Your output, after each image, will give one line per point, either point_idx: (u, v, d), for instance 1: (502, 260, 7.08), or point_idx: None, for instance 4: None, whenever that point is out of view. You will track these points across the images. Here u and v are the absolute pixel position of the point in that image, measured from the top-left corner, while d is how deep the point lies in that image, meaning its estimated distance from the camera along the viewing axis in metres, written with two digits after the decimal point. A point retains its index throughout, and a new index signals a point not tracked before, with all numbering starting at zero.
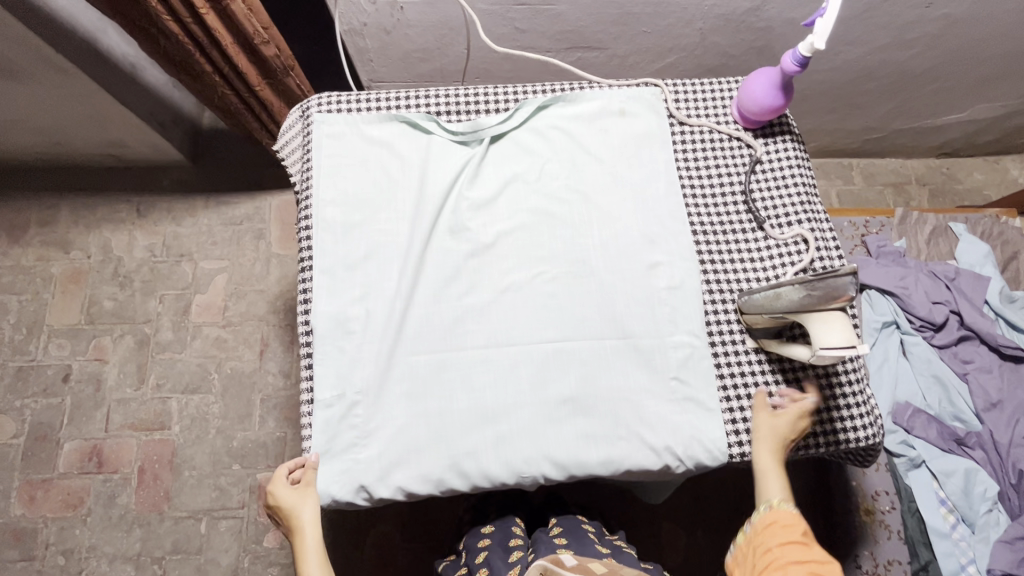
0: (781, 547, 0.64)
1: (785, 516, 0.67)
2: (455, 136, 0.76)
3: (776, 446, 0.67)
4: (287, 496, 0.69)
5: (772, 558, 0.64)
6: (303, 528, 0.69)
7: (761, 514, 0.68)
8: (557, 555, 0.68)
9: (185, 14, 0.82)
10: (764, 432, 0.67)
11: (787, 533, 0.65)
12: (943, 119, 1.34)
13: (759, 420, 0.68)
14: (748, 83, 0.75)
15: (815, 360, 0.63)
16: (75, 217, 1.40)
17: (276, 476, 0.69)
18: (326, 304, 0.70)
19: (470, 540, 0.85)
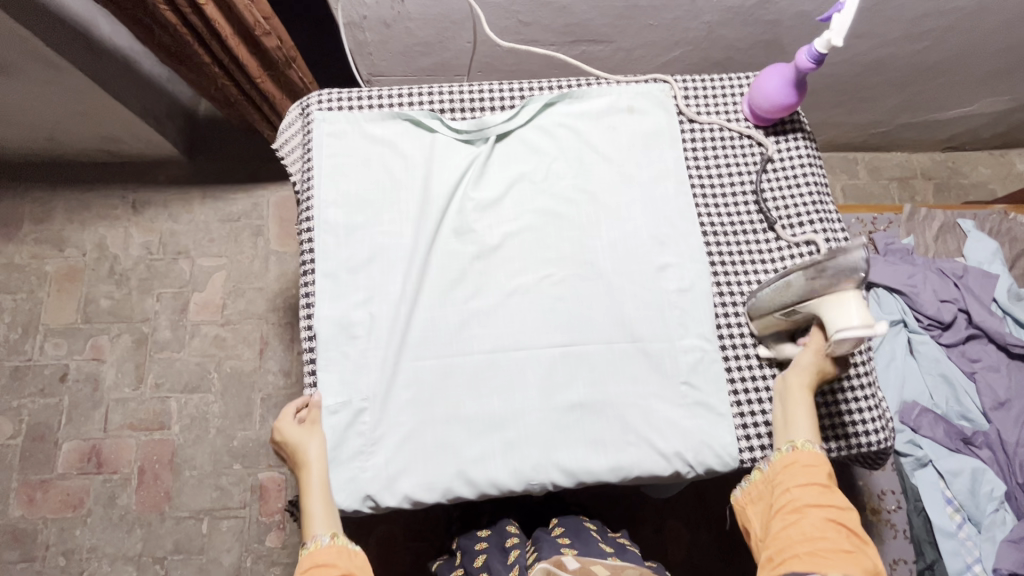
0: (802, 491, 0.61)
1: (811, 456, 0.62)
2: (460, 134, 0.74)
3: (816, 382, 0.64)
4: (294, 433, 0.66)
5: (789, 500, 0.61)
6: (307, 465, 0.65)
7: (781, 453, 0.64)
8: (560, 558, 0.66)
9: (185, 6, 0.79)
10: (809, 362, 0.64)
11: (808, 474, 0.62)
12: (950, 113, 1.32)
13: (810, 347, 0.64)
14: (761, 79, 0.73)
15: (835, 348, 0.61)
16: (69, 214, 1.38)
17: (282, 414, 0.66)
18: (328, 308, 0.69)
19: (465, 542, 0.83)
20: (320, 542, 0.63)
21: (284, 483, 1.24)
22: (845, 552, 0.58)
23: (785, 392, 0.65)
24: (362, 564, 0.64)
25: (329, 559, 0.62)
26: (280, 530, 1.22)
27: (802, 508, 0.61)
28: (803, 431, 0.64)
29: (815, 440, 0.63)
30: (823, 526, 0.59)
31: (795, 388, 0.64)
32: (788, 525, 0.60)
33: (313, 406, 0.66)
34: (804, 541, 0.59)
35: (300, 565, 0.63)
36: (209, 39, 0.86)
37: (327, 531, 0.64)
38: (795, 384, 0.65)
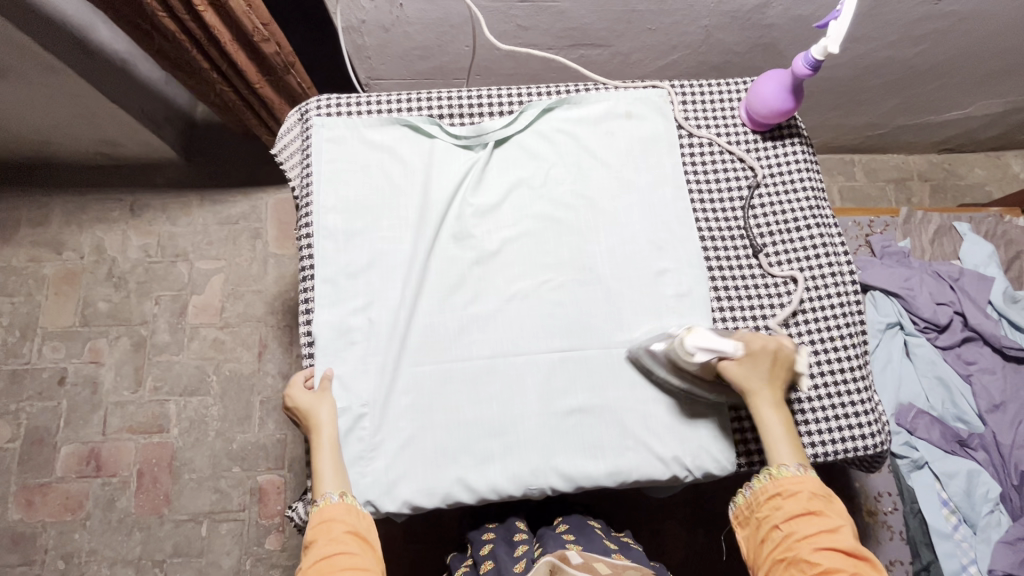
0: (791, 524, 0.60)
1: (789, 484, 0.61)
2: (458, 140, 0.75)
3: (772, 393, 0.63)
4: (306, 398, 0.66)
5: (781, 538, 0.60)
6: (320, 429, 0.65)
7: (762, 483, 0.62)
8: (564, 552, 0.67)
9: (183, 11, 0.80)
10: (753, 383, 0.63)
11: (790, 505, 0.60)
12: (946, 115, 1.33)
13: (739, 375, 0.62)
14: (758, 85, 0.74)
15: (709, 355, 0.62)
16: (67, 217, 1.37)
17: (294, 381, 0.67)
18: (327, 314, 0.69)
19: (472, 534, 0.82)
20: (329, 500, 0.63)
21: (284, 485, 1.25)
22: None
23: (756, 419, 0.63)
24: (371, 524, 0.63)
25: (338, 515, 0.62)
26: (280, 532, 1.22)
27: (795, 543, 0.59)
28: (783, 452, 0.63)
29: (794, 456, 0.63)
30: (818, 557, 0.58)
31: (761, 411, 0.63)
32: (785, 564, 0.59)
33: (324, 378, 0.67)
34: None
35: (309, 522, 0.62)
36: (208, 44, 0.86)
37: (337, 489, 0.64)
38: (758, 408, 0.63)
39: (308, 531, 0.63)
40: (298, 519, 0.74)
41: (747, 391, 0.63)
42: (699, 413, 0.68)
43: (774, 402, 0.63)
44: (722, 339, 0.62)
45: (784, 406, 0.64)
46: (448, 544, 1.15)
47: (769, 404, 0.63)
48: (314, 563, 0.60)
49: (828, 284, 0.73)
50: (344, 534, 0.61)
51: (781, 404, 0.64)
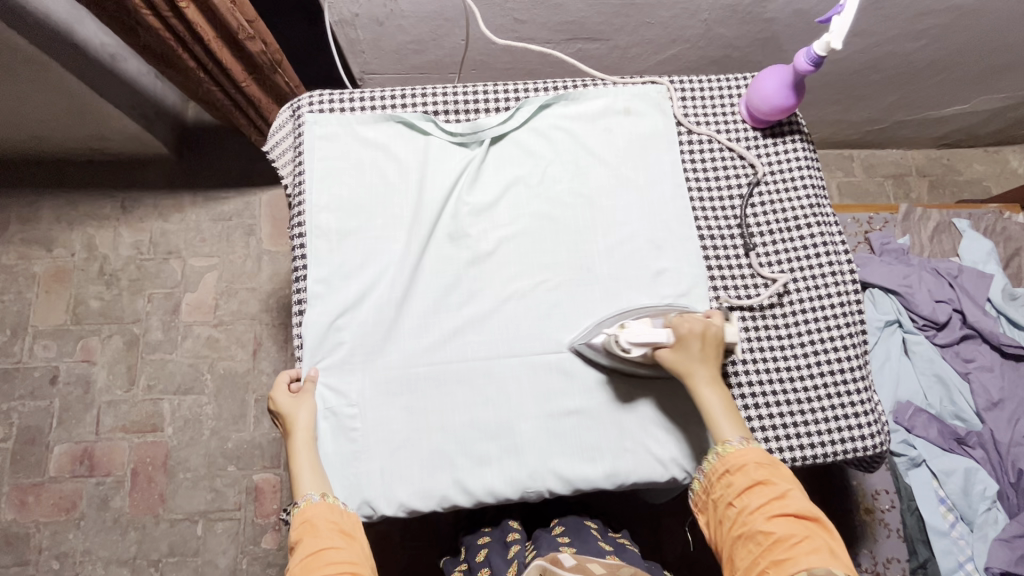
0: (742, 498, 0.59)
1: (736, 460, 0.61)
2: (453, 137, 0.73)
3: (710, 372, 0.63)
4: (285, 403, 0.65)
5: (736, 515, 0.59)
6: (297, 437, 0.64)
7: (712, 465, 0.62)
8: (555, 555, 0.67)
9: (164, 9, 0.76)
10: (690, 363, 0.62)
11: (740, 480, 0.60)
12: (946, 110, 1.32)
13: (675, 362, 0.63)
14: (759, 80, 0.73)
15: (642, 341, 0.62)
16: (57, 213, 1.35)
17: (276, 383, 0.66)
18: (321, 315, 0.67)
19: (469, 539, 0.83)
20: (309, 501, 0.61)
21: (280, 484, 1.24)
22: (804, 544, 0.56)
23: (697, 400, 0.63)
24: (355, 521, 0.63)
25: (321, 515, 0.61)
26: (276, 531, 1.21)
27: (748, 517, 0.58)
28: (726, 428, 0.61)
29: (736, 429, 0.62)
30: (773, 528, 0.57)
31: (701, 392, 0.62)
32: (743, 540, 0.58)
33: (308, 379, 0.66)
34: (763, 551, 0.57)
35: (291, 525, 0.61)
36: (193, 43, 0.84)
37: (318, 490, 0.62)
38: (697, 388, 0.62)
39: (292, 534, 0.61)
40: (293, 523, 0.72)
41: (685, 374, 0.62)
42: (639, 395, 0.67)
43: (711, 380, 0.63)
44: (653, 329, 0.63)
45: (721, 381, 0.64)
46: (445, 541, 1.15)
47: (707, 382, 0.62)
48: (297, 564, 0.59)
49: (828, 283, 0.72)
50: (328, 531, 0.60)
51: (718, 379, 0.64)
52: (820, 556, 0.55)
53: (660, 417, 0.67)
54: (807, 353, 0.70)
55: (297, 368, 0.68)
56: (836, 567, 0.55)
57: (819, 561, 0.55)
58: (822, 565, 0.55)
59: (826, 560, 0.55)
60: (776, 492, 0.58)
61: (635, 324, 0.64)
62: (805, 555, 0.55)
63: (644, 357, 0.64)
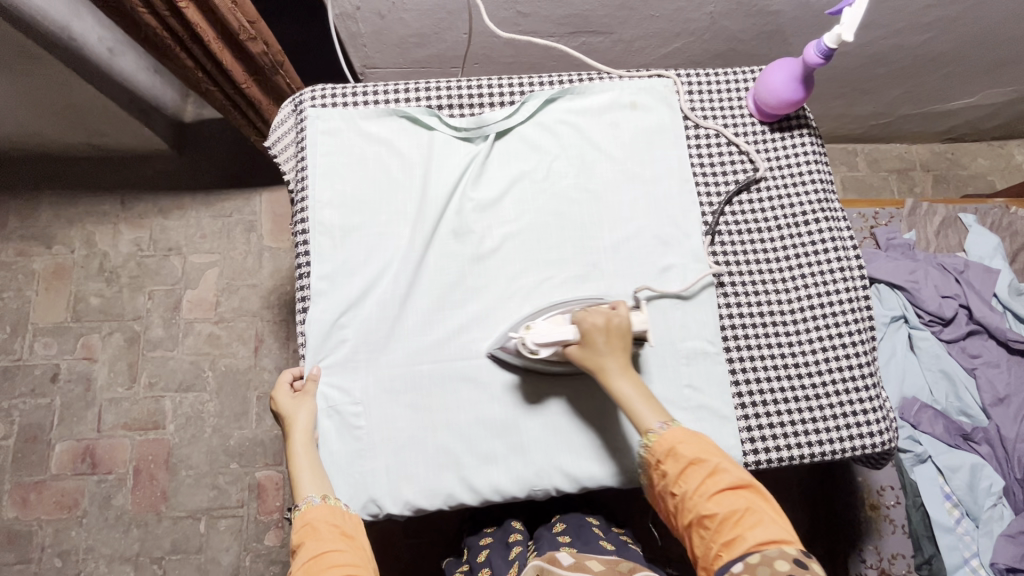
0: (680, 484, 0.58)
1: (664, 446, 0.60)
2: (458, 132, 0.72)
3: (619, 364, 0.62)
4: (286, 404, 0.65)
5: (679, 502, 0.59)
6: (296, 439, 0.63)
7: (646, 458, 0.61)
8: (553, 555, 0.67)
9: (162, 8, 0.75)
10: (601, 358, 0.61)
11: (673, 467, 0.59)
12: (952, 104, 1.31)
13: (585, 359, 0.61)
14: (767, 74, 0.72)
15: (547, 339, 0.61)
16: (56, 210, 1.34)
17: (278, 383, 0.66)
18: (323, 313, 0.66)
19: (470, 540, 0.82)
20: (310, 503, 0.61)
21: (282, 481, 1.23)
22: (748, 517, 0.56)
23: (613, 394, 0.61)
24: (356, 523, 0.62)
25: (322, 517, 0.60)
26: (279, 528, 1.21)
27: (690, 502, 0.58)
28: (646, 416, 0.61)
29: (656, 415, 0.61)
30: (717, 510, 0.56)
31: (615, 385, 0.61)
32: (694, 528, 0.57)
33: (309, 379, 0.65)
34: (713, 535, 0.56)
35: (291, 528, 0.60)
36: (191, 42, 0.83)
37: (319, 493, 0.62)
38: (612, 381, 0.61)
39: (293, 539, 0.61)
40: None
41: (596, 370, 0.61)
42: (548, 394, 0.66)
43: (624, 370, 0.62)
44: (560, 327, 0.62)
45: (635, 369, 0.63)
46: (449, 537, 1.15)
47: (620, 373, 0.61)
48: (298, 568, 0.58)
49: (836, 278, 0.71)
50: (330, 534, 0.59)
51: (631, 368, 0.63)
52: (764, 527, 0.55)
53: (570, 414, 0.66)
54: (814, 350, 0.70)
55: (299, 366, 0.67)
56: (782, 535, 0.55)
57: (765, 533, 0.55)
58: (768, 537, 0.55)
59: (772, 530, 0.55)
60: (710, 469, 0.58)
61: (541, 323, 0.63)
62: (751, 529, 0.55)
63: (556, 356, 0.63)
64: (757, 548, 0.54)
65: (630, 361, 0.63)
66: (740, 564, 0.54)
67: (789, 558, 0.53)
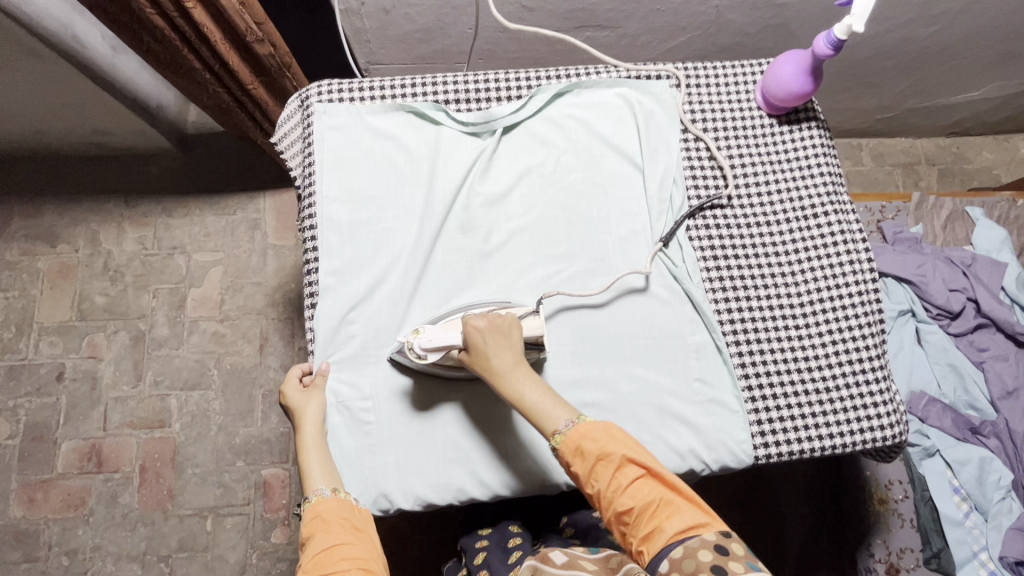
0: (594, 484, 0.57)
1: (572, 444, 0.58)
2: (466, 127, 0.72)
3: (513, 364, 0.61)
4: (294, 396, 0.65)
5: (596, 501, 0.57)
6: (304, 432, 0.63)
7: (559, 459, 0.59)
8: (546, 552, 0.64)
9: (170, 8, 0.75)
10: (490, 360, 0.60)
11: (584, 465, 0.58)
12: (958, 97, 1.30)
13: (475, 363, 0.61)
14: (775, 66, 0.71)
15: (431, 344, 0.61)
16: (60, 209, 1.34)
17: (288, 377, 0.66)
18: (332, 308, 0.66)
19: (466, 541, 0.80)
20: (320, 496, 0.60)
21: (288, 479, 1.23)
22: (663, 507, 0.55)
23: (513, 397, 0.60)
24: (366, 516, 0.62)
25: (332, 510, 0.60)
26: (285, 526, 1.21)
27: (606, 501, 0.56)
28: (550, 417, 0.60)
29: (561, 413, 0.60)
30: (632, 504, 0.55)
31: (511, 387, 0.60)
32: (615, 525, 0.57)
33: (319, 373, 0.65)
34: (633, 531, 0.55)
35: (302, 520, 0.60)
36: (198, 44, 0.82)
37: (329, 485, 0.62)
38: (508, 383, 0.60)
39: (303, 532, 0.60)
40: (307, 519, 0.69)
41: (487, 373, 0.60)
42: (447, 398, 0.66)
43: (517, 368, 0.61)
44: (448, 331, 0.62)
45: (529, 368, 0.62)
46: (455, 535, 1.14)
47: (513, 375, 0.61)
48: (309, 562, 0.58)
49: (845, 271, 0.71)
50: (340, 528, 0.59)
51: (527, 370, 0.62)
52: (680, 516, 0.54)
53: (483, 415, 0.66)
54: (824, 343, 0.69)
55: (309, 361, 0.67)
56: (699, 521, 0.54)
57: (682, 522, 0.54)
58: (686, 525, 0.54)
59: (689, 517, 0.54)
60: (619, 464, 0.57)
61: (432, 327, 0.63)
62: (669, 520, 0.54)
63: (448, 360, 0.63)
64: (677, 539, 0.53)
65: (525, 361, 0.62)
66: (663, 558, 0.53)
67: (710, 547, 0.52)
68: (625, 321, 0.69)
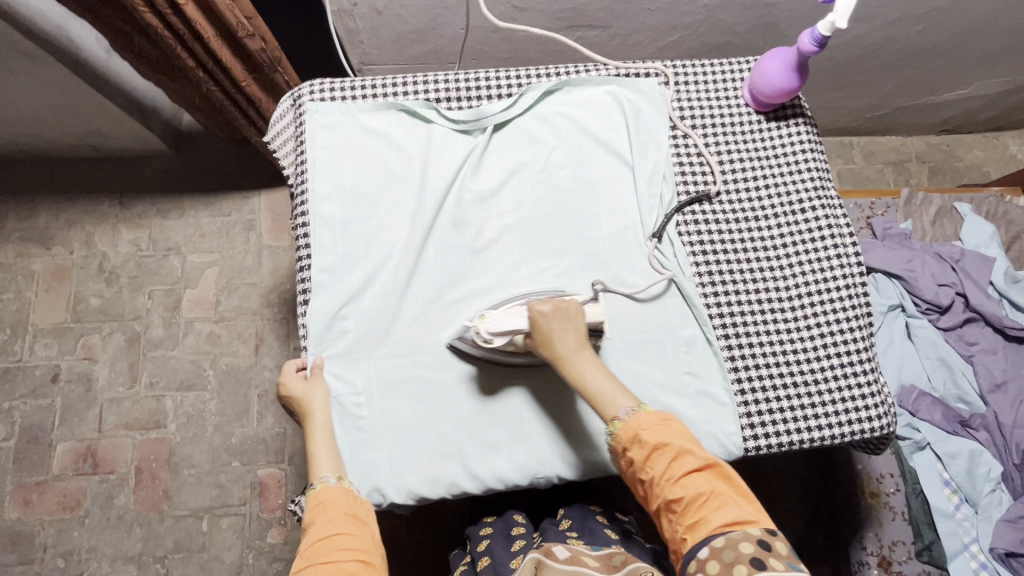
0: (648, 470, 0.57)
1: (629, 433, 0.58)
2: (457, 124, 0.73)
3: (578, 349, 0.62)
4: (298, 388, 0.65)
5: (647, 488, 0.58)
6: (314, 420, 0.64)
7: (615, 448, 0.60)
8: (550, 547, 0.65)
9: (163, 6, 0.76)
10: (555, 344, 0.61)
11: (640, 453, 0.58)
12: (947, 95, 1.32)
13: (541, 346, 0.62)
14: (762, 63, 0.72)
15: (497, 328, 0.62)
16: (55, 212, 1.34)
17: (287, 371, 0.66)
18: (325, 304, 0.67)
19: (471, 529, 0.80)
20: (326, 483, 0.61)
21: (284, 479, 1.24)
22: (712, 500, 0.55)
23: (576, 381, 0.61)
24: (368, 508, 0.61)
25: (335, 498, 0.60)
26: (281, 526, 1.21)
27: (657, 488, 0.56)
28: (611, 403, 0.60)
29: (623, 401, 0.60)
30: (683, 493, 0.55)
31: (576, 371, 0.61)
32: (662, 513, 0.57)
33: (314, 367, 0.65)
34: (678, 518, 0.55)
35: (305, 506, 0.60)
36: (191, 41, 0.83)
37: (333, 474, 0.62)
38: (573, 366, 0.61)
39: (303, 518, 0.60)
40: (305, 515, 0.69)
41: (552, 356, 0.61)
42: (513, 382, 0.67)
43: (581, 353, 0.62)
44: (513, 317, 0.63)
45: (594, 352, 0.63)
46: (451, 532, 1.15)
47: (579, 359, 0.61)
48: (308, 548, 0.57)
49: (833, 265, 0.72)
50: (341, 517, 0.58)
51: (593, 356, 0.62)
52: (728, 509, 0.54)
53: (546, 400, 0.67)
54: (812, 336, 0.70)
55: (304, 355, 0.67)
56: (747, 517, 0.54)
57: (728, 515, 0.54)
58: (732, 519, 0.54)
59: (737, 512, 0.54)
60: (676, 454, 0.57)
61: (494, 312, 0.64)
62: (716, 511, 0.54)
63: (512, 346, 0.64)
64: (721, 531, 0.53)
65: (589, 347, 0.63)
66: (705, 548, 0.53)
67: (753, 540, 0.52)
68: (616, 317, 0.69)
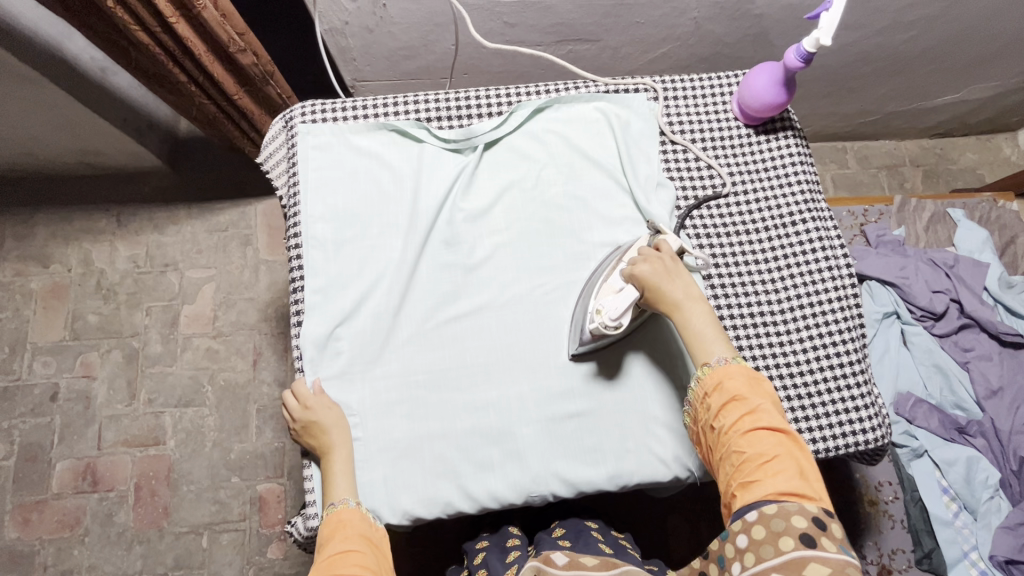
0: (719, 419, 0.58)
1: (711, 381, 0.59)
2: (446, 143, 0.73)
3: (687, 297, 0.61)
4: (326, 415, 0.64)
5: (714, 436, 0.58)
6: (337, 448, 0.63)
7: (694, 391, 0.61)
8: (548, 554, 0.65)
9: (154, 25, 0.77)
10: (667, 293, 0.61)
11: (716, 400, 0.58)
12: (939, 100, 1.32)
13: (651, 298, 0.62)
14: (750, 77, 0.73)
15: (617, 313, 0.62)
16: (52, 230, 1.35)
17: (304, 393, 0.65)
18: (318, 326, 0.67)
19: (469, 544, 0.80)
20: (346, 504, 0.61)
21: (284, 494, 1.24)
22: (775, 465, 0.54)
23: (681, 325, 0.62)
24: (382, 533, 0.62)
25: (355, 520, 0.60)
26: (282, 541, 1.21)
27: (723, 438, 0.57)
28: (706, 349, 0.60)
29: (720, 348, 0.60)
30: (749, 447, 0.55)
31: (684, 317, 0.61)
32: (721, 462, 0.57)
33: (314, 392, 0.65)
34: (734, 474, 0.55)
35: (323, 525, 0.60)
36: (182, 57, 0.84)
37: (354, 496, 0.63)
38: (683, 313, 0.61)
39: (319, 535, 0.60)
40: (299, 535, 0.69)
41: (660, 301, 0.62)
42: (628, 352, 0.69)
43: (691, 302, 0.61)
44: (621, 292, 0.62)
45: (702, 296, 0.63)
46: (451, 546, 1.15)
47: (688, 306, 0.61)
48: (322, 562, 0.57)
49: (824, 277, 0.72)
50: (358, 539, 0.59)
51: (701, 303, 0.62)
52: (787, 478, 0.53)
53: (575, 412, 0.67)
54: (805, 349, 0.70)
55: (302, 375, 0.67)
56: (806, 492, 0.53)
57: (787, 484, 0.53)
58: (789, 489, 0.52)
59: (796, 484, 0.53)
60: (754, 409, 0.56)
61: (602, 299, 0.63)
62: (773, 477, 0.53)
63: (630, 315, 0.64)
64: (774, 498, 0.52)
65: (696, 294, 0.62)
66: (754, 511, 0.53)
67: (806, 515, 0.51)
68: None
